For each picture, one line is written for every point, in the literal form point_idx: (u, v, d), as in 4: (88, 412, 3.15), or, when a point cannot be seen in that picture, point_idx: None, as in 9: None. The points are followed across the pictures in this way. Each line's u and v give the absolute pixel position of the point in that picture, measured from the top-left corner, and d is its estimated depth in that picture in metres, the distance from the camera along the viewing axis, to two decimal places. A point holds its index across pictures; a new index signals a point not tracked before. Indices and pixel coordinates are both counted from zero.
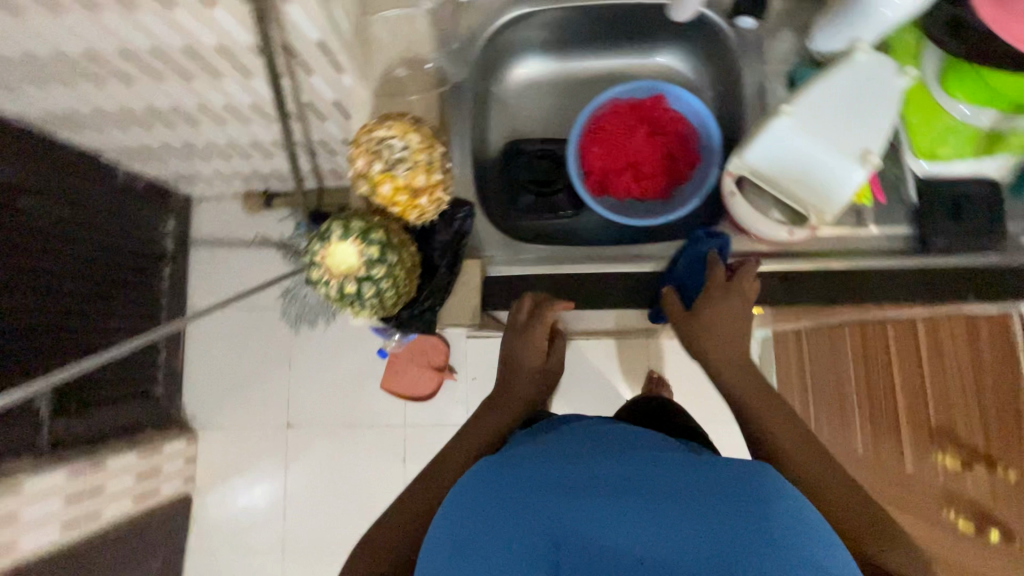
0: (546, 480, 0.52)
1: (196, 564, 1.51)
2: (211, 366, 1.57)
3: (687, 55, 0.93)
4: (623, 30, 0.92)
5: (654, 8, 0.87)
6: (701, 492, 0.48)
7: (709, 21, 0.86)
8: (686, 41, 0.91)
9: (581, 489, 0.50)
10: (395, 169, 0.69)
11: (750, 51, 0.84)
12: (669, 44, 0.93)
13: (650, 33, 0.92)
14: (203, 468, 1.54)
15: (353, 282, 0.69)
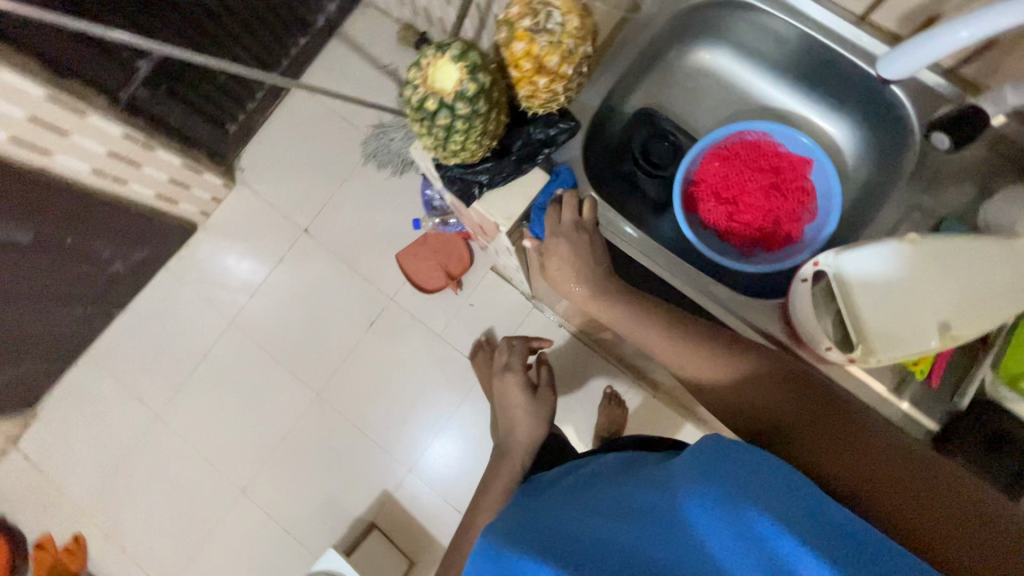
0: (561, 522, 0.51)
1: (168, 281, 1.64)
2: (283, 140, 1.66)
3: (864, 146, 0.84)
4: (823, 80, 0.82)
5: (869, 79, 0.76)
6: (687, 465, 0.51)
7: (907, 126, 0.75)
8: (875, 131, 0.81)
9: (583, 525, 0.49)
10: (542, 34, 0.49)
11: (941, 176, 0.72)
12: (855, 124, 0.83)
13: (848, 99, 0.81)
14: (223, 213, 1.65)
15: (425, 119, 0.51)
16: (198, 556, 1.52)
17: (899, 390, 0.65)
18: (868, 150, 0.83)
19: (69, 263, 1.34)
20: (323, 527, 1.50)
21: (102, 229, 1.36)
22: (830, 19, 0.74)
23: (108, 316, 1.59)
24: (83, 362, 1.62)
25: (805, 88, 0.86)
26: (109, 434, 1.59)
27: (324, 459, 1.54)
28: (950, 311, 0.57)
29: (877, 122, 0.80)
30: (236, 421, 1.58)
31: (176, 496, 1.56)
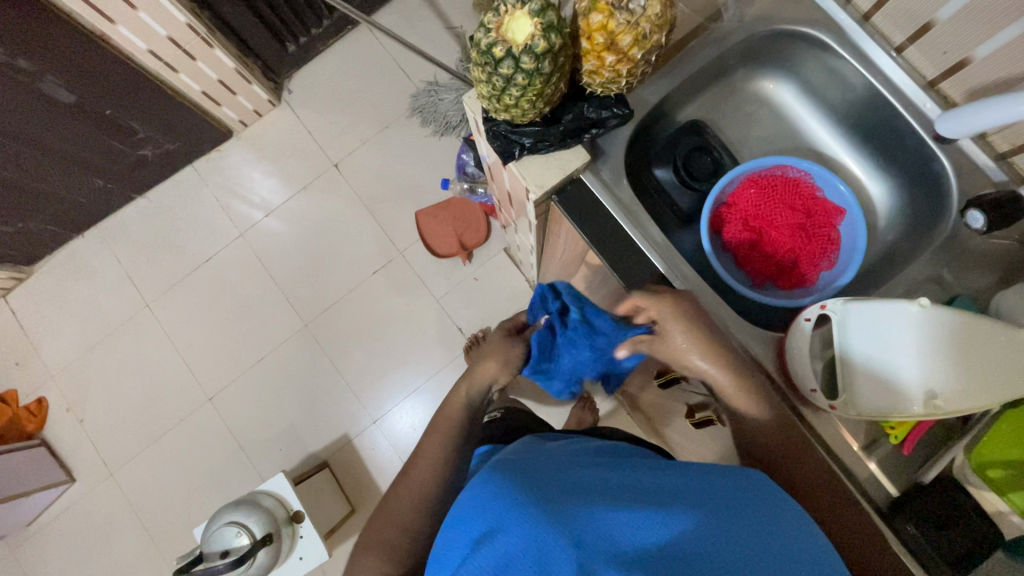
0: (545, 490, 0.47)
1: (191, 180, 1.65)
2: (336, 71, 1.67)
3: (901, 213, 0.82)
4: (878, 138, 0.82)
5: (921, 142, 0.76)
6: (677, 483, 0.48)
7: (950, 197, 0.73)
8: (914, 200, 0.80)
9: (570, 508, 0.44)
10: (621, 13, 0.49)
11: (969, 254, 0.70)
12: (898, 189, 0.82)
13: (898, 160, 0.80)
14: (260, 127, 1.66)
15: (487, 63, 0.51)
16: (152, 450, 1.54)
17: (869, 448, 0.63)
18: (902, 218, 0.81)
19: (103, 133, 1.35)
20: (278, 454, 1.52)
21: (143, 111, 1.37)
22: (896, 75, 0.75)
23: (125, 197, 1.60)
24: (89, 236, 1.63)
25: (858, 143, 0.85)
26: (97, 310, 1.61)
27: (296, 389, 1.55)
28: (948, 386, 0.55)
29: (918, 192, 0.79)
30: (221, 330, 1.59)
31: (145, 387, 1.58)
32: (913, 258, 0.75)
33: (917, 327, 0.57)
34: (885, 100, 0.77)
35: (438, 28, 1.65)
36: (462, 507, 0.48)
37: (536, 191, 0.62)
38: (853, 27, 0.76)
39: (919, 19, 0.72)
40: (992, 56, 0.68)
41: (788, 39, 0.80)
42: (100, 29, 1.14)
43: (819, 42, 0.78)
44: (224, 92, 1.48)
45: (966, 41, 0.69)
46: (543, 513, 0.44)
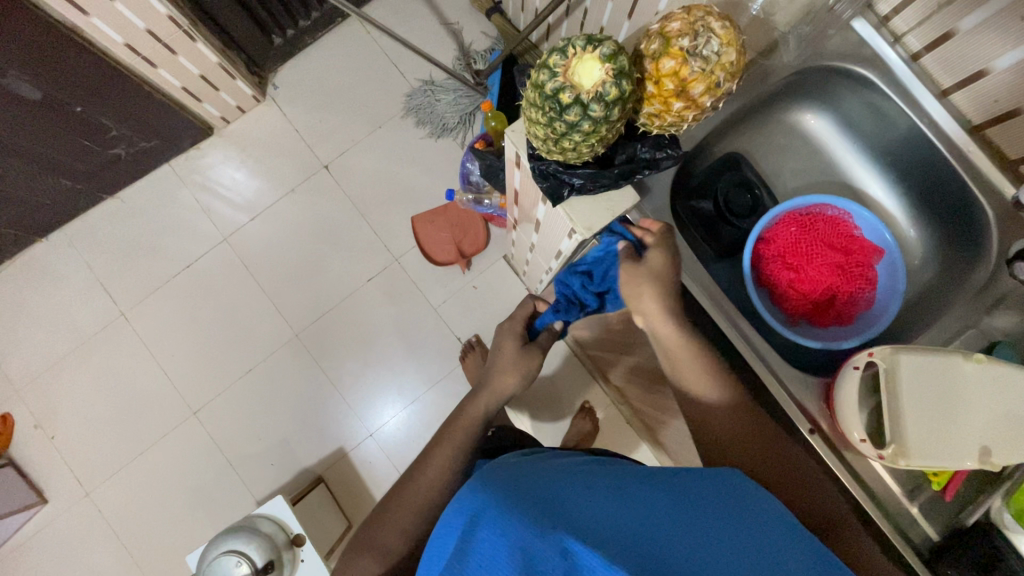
0: (548, 492, 0.49)
1: (167, 179, 1.54)
2: (324, 67, 1.58)
3: (930, 248, 0.89)
4: (915, 176, 0.88)
5: (954, 183, 0.81)
6: (676, 494, 0.49)
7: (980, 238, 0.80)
8: (942, 236, 0.87)
9: (572, 506, 0.46)
10: (695, 61, 0.47)
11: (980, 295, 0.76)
12: (926, 225, 0.89)
13: (928, 196, 0.87)
14: (243, 124, 1.56)
15: (550, 107, 0.48)
16: (130, 468, 1.46)
17: (912, 493, 0.73)
18: (934, 255, 0.88)
19: (72, 132, 1.24)
20: (268, 469, 1.46)
21: (116, 107, 1.26)
22: (936, 116, 0.80)
23: (95, 198, 1.49)
24: (54, 239, 1.51)
25: (891, 179, 0.91)
26: (65, 320, 1.50)
27: (287, 401, 1.49)
28: (988, 437, 0.63)
29: (956, 227, 0.84)
30: (204, 341, 1.51)
31: (121, 402, 1.48)
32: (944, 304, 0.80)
33: (964, 380, 0.64)
34: (926, 141, 0.82)
35: (434, 24, 1.58)
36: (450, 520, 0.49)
37: (584, 232, 0.59)
38: (899, 68, 0.80)
39: (971, 68, 0.75)
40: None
41: (833, 77, 0.84)
42: (71, 20, 1.03)
43: (863, 81, 0.82)
44: (207, 89, 1.38)
45: (1015, 95, 0.72)
46: (530, 515, 0.44)
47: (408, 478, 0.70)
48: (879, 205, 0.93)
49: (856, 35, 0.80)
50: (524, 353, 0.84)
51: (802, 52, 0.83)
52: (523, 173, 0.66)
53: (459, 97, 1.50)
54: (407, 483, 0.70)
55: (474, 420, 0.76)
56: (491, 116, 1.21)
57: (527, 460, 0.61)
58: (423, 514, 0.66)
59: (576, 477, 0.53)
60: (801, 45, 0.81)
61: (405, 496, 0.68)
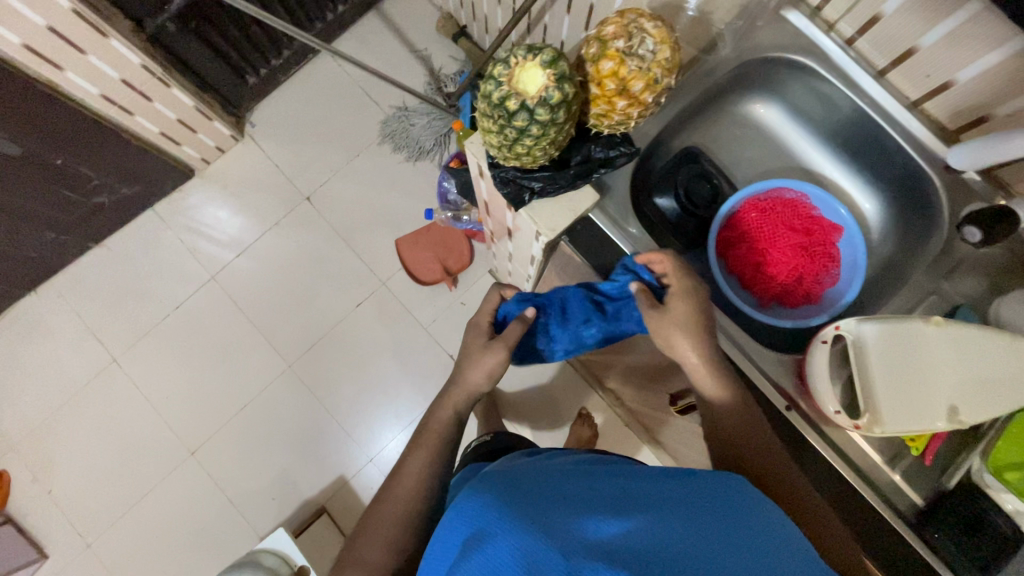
0: (554, 495, 0.49)
1: (151, 223, 1.56)
2: (299, 101, 1.62)
3: (893, 226, 0.88)
4: (868, 155, 0.88)
5: (907, 157, 0.82)
6: (682, 496, 0.49)
7: (932, 208, 0.81)
8: (903, 212, 0.86)
9: (577, 509, 0.47)
10: (631, 60, 0.49)
11: (942, 264, 0.78)
12: (886, 202, 0.89)
13: (886, 173, 0.87)
14: (223, 164, 1.59)
15: (500, 116, 0.50)
16: (130, 516, 1.44)
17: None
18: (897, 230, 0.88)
19: (53, 185, 1.26)
20: (270, 504, 1.45)
21: (97, 156, 1.29)
22: (877, 94, 0.81)
23: (81, 247, 1.51)
24: (42, 292, 1.52)
25: (846, 160, 0.91)
26: (57, 370, 1.50)
27: (284, 433, 1.48)
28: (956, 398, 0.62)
29: (913, 201, 0.84)
30: (197, 380, 1.51)
31: (118, 449, 1.47)
32: (911, 276, 0.81)
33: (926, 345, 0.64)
34: (872, 121, 0.83)
35: (402, 52, 1.62)
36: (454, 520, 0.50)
37: (548, 234, 0.61)
38: (835, 50, 0.82)
39: (899, 46, 0.77)
40: (975, 79, 0.72)
41: (774, 65, 0.86)
42: (45, 76, 1.06)
43: (804, 65, 0.84)
44: (185, 132, 1.41)
45: (945, 68, 0.74)
46: (532, 522, 0.45)
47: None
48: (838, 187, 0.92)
49: (792, 25, 0.82)
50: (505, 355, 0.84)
51: (740, 45, 0.84)
52: (488, 183, 0.68)
53: (432, 120, 1.55)
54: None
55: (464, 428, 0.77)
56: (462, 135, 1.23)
57: (531, 462, 0.62)
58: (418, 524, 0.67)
59: (580, 479, 0.54)
60: (736, 39, 0.83)
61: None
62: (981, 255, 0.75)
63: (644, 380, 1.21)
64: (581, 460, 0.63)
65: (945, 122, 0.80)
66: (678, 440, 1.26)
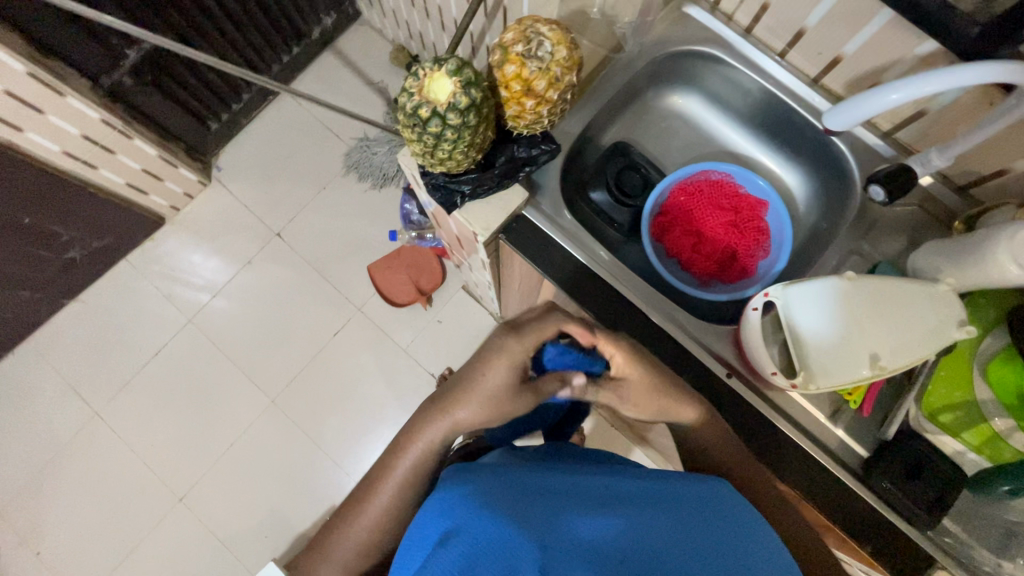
0: (539, 487, 0.47)
1: (126, 274, 1.58)
2: (263, 142, 1.66)
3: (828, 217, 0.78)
4: (795, 142, 0.79)
5: (830, 142, 0.74)
6: (664, 495, 0.49)
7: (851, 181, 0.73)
8: (836, 202, 0.76)
9: (564, 504, 0.45)
10: (531, 62, 0.53)
11: None
12: (824, 190, 0.79)
13: (818, 159, 0.78)
14: (193, 209, 1.62)
15: (416, 125, 0.54)
16: (123, 570, 1.42)
17: (834, 417, 0.64)
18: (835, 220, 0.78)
19: (24, 244, 1.29)
20: (263, 543, 1.43)
21: (63, 212, 1.31)
22: (784, 79, 0.76)
23: (56, 304, 1.52)
24: (20, 352, 1.53)
25: (776, 148, 0.82)
26: (40, 430, 1.49)
27: (272, 470, 1.48)
28: (882, 345, 0.58)
29: (833, 190, 0.77)
30: (181, 425, 1.51)
31: (105, 503, 1.46)
32: None
33: (852, 300, 0.60)
34: (785, 105, 0.77)
35: (359, 85, 1.68)
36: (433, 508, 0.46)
37: (482, 232, 0.64)
38: (735, 39, 0.77)
39: (792, 26, 0.73)
40: None
41: (679, 58, 0.79)
42: (7, 139, 1.10)
43: (709, 56, 0.78)
44: (151, 182, 1.45)
45: None
46: (521, 515, 0.43)
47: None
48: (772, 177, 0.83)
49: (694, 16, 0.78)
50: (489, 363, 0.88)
51: (638, 41, 0.77)
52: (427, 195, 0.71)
53: (393, 148, 1.62)
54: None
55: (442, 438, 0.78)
56: None
57: (511, 455, 0.59)
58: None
59: (564, 472, 0.52)
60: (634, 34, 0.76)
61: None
62: (900, 211, 0.70)
63: None
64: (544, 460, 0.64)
65: None
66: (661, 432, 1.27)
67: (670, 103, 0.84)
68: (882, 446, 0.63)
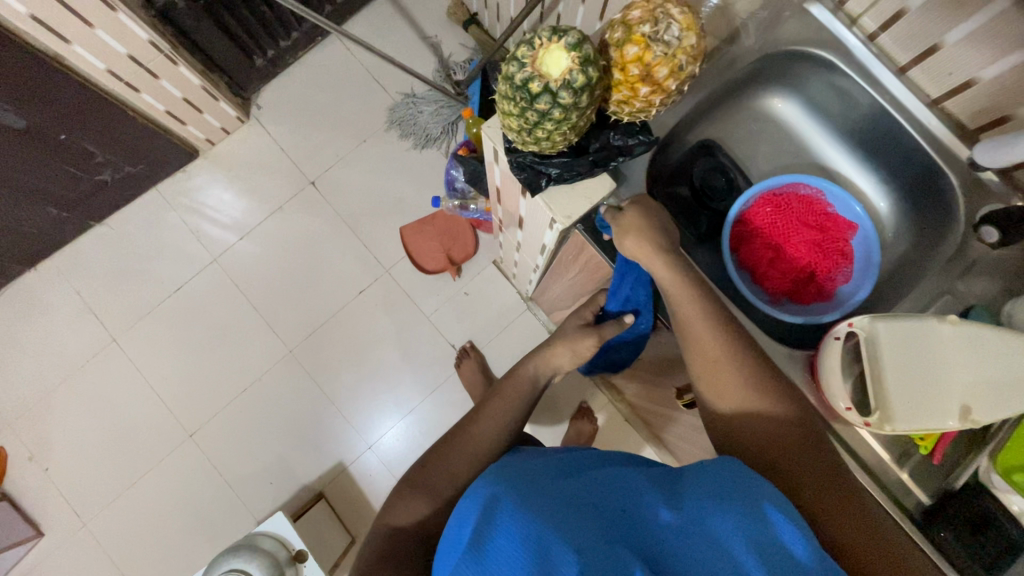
0: (572, 497, 0.50)
1: (153, 204, 1.55)
2: (306, 85, 1.60)
3: (912, 228, 0.86)
4: (883, 154, 0.87)
5: (926, 157, 0.81)
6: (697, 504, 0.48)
7: (948, 196, 0.80)
8: (920, 215, 0.85)
9: (593, 516, 0.48)
10: (657, 45, 0.48)
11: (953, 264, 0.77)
12: (902, 204, 0.87)
13: (902, 175, 0.86)
14: (229, 146, 1.58)
15: (522, 97, 0.49)
16: (128, 496, 1.44)
17: (901, 460, 0.67)
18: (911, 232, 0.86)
19: (58, 161, 1.25)
20: (268, 488, 1.45)
21: (101, 133, 1.27)
22: (896, 90, 0.81)
23: (82, 226, 1.49)
24: (43, 269, 1.51)
25: (862, 158, 0.90)
26: (55, 349, 1.49)
27: (284, 420, 1.48)
28: (971, 398, 0.57)
29: (921, 201, 0.84)
30: (197, 363, 1.50)
31: (116, 429, 1.47)
32: (925, 276, 0.81)
33: (945, 346, 0.58)
34: (890, 118, 0.83)
35: (412, 38, 1.61)
36: (460, 516, 0.52)
37: (563, 221, 0.61)
38: (854, 42, 0.81)
39: (927, 41, 0.76)
40: (1000, 77, 0.71)
41: (791, 60, 0.85)
42: (51, 49, 1.05)
43: (822, 61, 0.84)
44: (190, 112, 1.40)
45: (968, 66, 0.74)
46: (547, 526, 0.46)
47: (418, 477, 0.71)
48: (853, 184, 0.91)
49: (814, 18, 0.82)
50: (560, 343, 0.88)
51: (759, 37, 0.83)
52: (503, 169, 0.67)
53: (439, 108, 1.54)
54: (415, 484, 0.70)
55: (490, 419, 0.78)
56: (472, 124, 1.22)
57: (560, 455, 0.62)
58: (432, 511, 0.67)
59: (600, 481, 0.53)
60: (759, 29, 0.82)
61: (416, 496, 0.69)
62: (998, 257, 0.74)
63: (648, 375, 1.21)
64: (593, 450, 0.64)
65: (965, 122, 0.79)
66: (680, 436, 1.26)
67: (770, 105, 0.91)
68: (945, 495, 0.65)
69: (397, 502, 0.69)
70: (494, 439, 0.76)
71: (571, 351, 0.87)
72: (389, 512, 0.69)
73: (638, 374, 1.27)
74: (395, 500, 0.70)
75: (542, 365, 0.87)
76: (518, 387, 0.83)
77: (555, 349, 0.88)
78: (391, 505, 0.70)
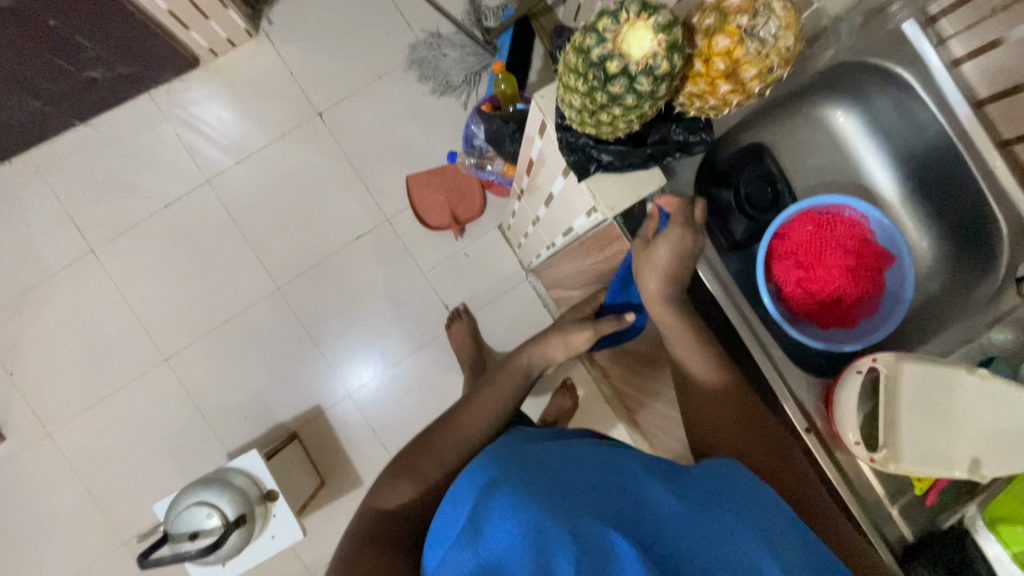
0: (576, 480, 0.49)
1: (145, 111, 1.44)
2: (324, 7, 1.48)
3: (947, 267, 0.88)
4: (930, 186, 0.88)
5: (975, 198, 0.82)
6: (699, 497, 0.47)
7: (990, 250, 0.82)
8: (957, 256, 0.87)
9: (593, 496, 0.46)
10: (750, 42, 0.45)
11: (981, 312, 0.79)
12: (940, 239, 0.89)
13: (946, 209, 0.87)
14: (232, 61, 1.47)
15: (595, 73, 0.45)
16: (96, 413, 1.41)
17: (893, 497, 0.72)
18: (942, 270, 0.89)
19: (46, 52, 1.13)
20: (241, 422, 1.43)
21: (98, 29, 1.15)
22: (964, 123, 0.80)
23: (65, 124, 1.38)
24: (20, 164, 1.41)
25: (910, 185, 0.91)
26: (27, 253, 1.41)
27: (264, 357, 1.45)
28: (978, 450, 0.65)
29: (964, 241, 0.86)
30: (180, 287, 1.44)
31: (88, 343, 1.42)
32: (953, 319, 0.82)
33: (959, 391, 0.66)
34: (952, 149, 0.82)
35: None
36: (456, 497, 0.51)
37: (606, 212, 0.59)
38: (937, 63, 0.79)
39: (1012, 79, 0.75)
40: None
41: (865, 73, 0.84)
42: None
43: (897, 79, 0.82)
44: (195, 17, 1.27)
45: None
46: (547, 507, 0.44)
47: (409, 457, 0.69)
48: (892, 211, 0.93)
49: (900, 34, 0.79)
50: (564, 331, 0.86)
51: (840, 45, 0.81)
52: (548, 146, 0.63)
53: (466, 54, 1.45)
54: (407, 467, 0.69)
55: (483, 406, 0.76)
56: (501, 79, 1.15)
57: (562, 439, 0.61)
58: (422, 495, 0.66)
59: (602, 465, 0.52)
60: (851, 35, 0.80)
61: (405, 477, 0.67)
62: None
63: (638, 366, 1.21)
64: (589, 434, 0.66)
65: None
66: (657, 427, 1.27)
67: (829, 117, 0.92)
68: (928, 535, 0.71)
69: (386, 480, 0.67)
70: (489, 421, 0.74)
71: (575, 341, 0.85)
72: (377, 493, 0.67)
73: (628, 362, 1.26)
74: (383, 479, 0.68)
75: (540, 357, 0.85)
76: (516, 377, 0.81)
77: (559, 338, 0.86)
78: (378, 484, 0.68)
